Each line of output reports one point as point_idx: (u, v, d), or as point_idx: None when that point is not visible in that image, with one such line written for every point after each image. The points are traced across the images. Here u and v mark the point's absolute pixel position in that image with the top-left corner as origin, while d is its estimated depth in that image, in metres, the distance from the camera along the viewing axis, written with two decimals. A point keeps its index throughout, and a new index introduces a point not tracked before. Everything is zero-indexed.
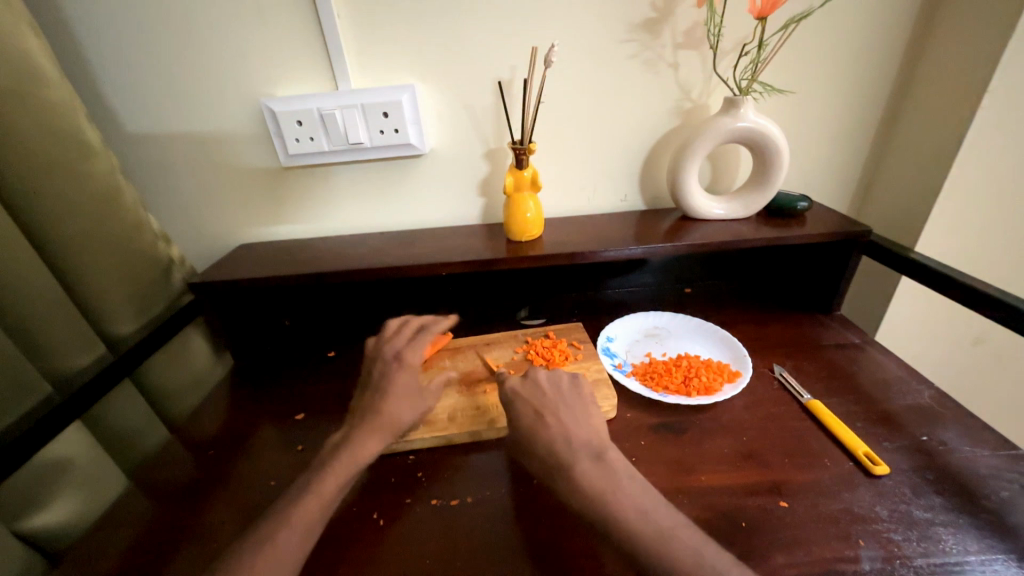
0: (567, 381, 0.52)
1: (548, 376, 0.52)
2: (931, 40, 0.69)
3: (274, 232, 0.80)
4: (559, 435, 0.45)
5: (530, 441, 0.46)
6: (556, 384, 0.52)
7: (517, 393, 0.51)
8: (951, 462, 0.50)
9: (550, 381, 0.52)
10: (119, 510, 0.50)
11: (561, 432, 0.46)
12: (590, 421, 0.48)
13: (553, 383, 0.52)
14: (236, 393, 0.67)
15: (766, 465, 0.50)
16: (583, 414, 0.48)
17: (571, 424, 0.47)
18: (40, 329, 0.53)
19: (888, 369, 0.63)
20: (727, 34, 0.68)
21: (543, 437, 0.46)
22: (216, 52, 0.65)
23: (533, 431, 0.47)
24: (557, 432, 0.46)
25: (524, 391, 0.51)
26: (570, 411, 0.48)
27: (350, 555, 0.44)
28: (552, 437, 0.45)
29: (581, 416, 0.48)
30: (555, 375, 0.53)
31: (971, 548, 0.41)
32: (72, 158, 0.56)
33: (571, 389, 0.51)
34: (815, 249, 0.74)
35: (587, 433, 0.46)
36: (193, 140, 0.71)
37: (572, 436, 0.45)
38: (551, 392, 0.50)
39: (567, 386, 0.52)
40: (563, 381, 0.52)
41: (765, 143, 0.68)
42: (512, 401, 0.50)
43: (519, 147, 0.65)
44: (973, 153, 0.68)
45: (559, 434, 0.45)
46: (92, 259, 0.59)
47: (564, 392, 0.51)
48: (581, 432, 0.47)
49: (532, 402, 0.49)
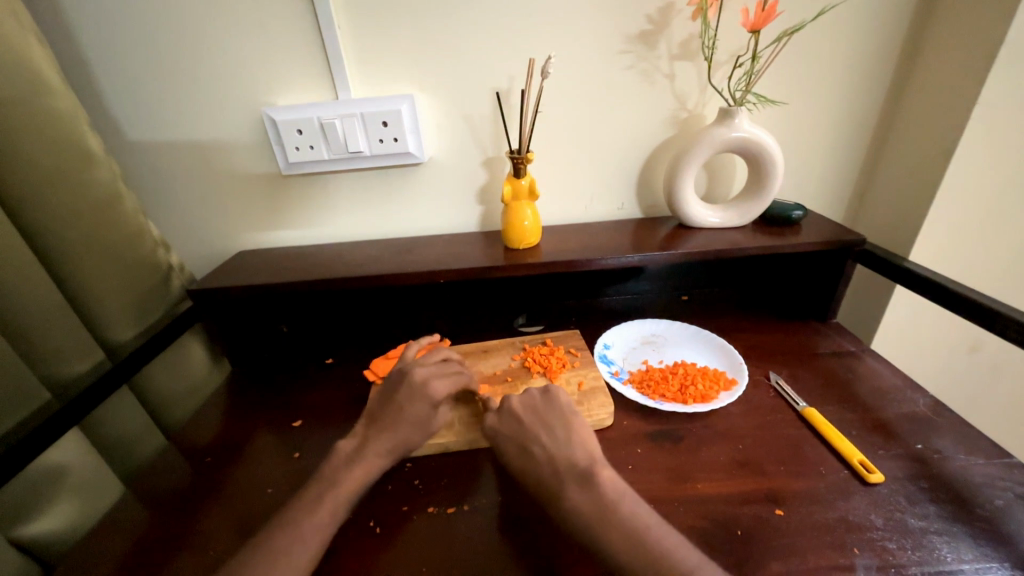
0: (539, 398, 0.52)
1: (520, 399, 0.52)
2: (922, 53, 0.70)
3: (274, 239, 0.81)
4: (549, 465, 0.45)
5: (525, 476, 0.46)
6: (529, 405, 0.51)
7: (499, 432, 0.50)
8: (945, 470, 0.50)
9: (523, 402, 0.51)
10: (115, 517, 0.49)
11: (551, 462, 0.46)
12: (574, 436, 0.47)
13: (528, 406, 0.51)
14: (233, 400, 0.67)
15: (761, 473, 0.51)
16: (566, 430, 0.48)
17: (557, 446, 0.47)
18: (40, 335, 0.54)
19: (883, 377, 0.63)
20: (721, 46, 0.69)
21: (536, 471, 0.46)
22: (218, 62, 0.66)
23: (525, 464, 0.47)
24: (546, 462, 0.46)
25: (503, 424, 0.50)
26: (554, 432, 0.48)
27: (346, 563, 0.43)
28: (545, 471, 0.45)
29: (565, 436, 0.48)
30: (526, 395, 0.52)
31: (965, 557, 0.42)
32: (74, 166, 0.57)
33: (546, 407, 0.51)
34: (811, 257, 0.75)
35: (577, 454, 0.46)
36: (194, 148, 0.71)
37: (562, 460, 0.45)
38: (529, 420, 0.50)
39: (540, 404, 0.51)
40: (535, 400, 0.51)
41: (760, 152, 0.68)
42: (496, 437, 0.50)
43: (516, 156, 0.66)
44: (965, 163, 0.68)
45: (550, 466, 0.45)
46: (92, 266, 0.59)
47: (542, 413, 0.50)
48: (581, 445, 0.47)
49: (513, 434, 0.49)
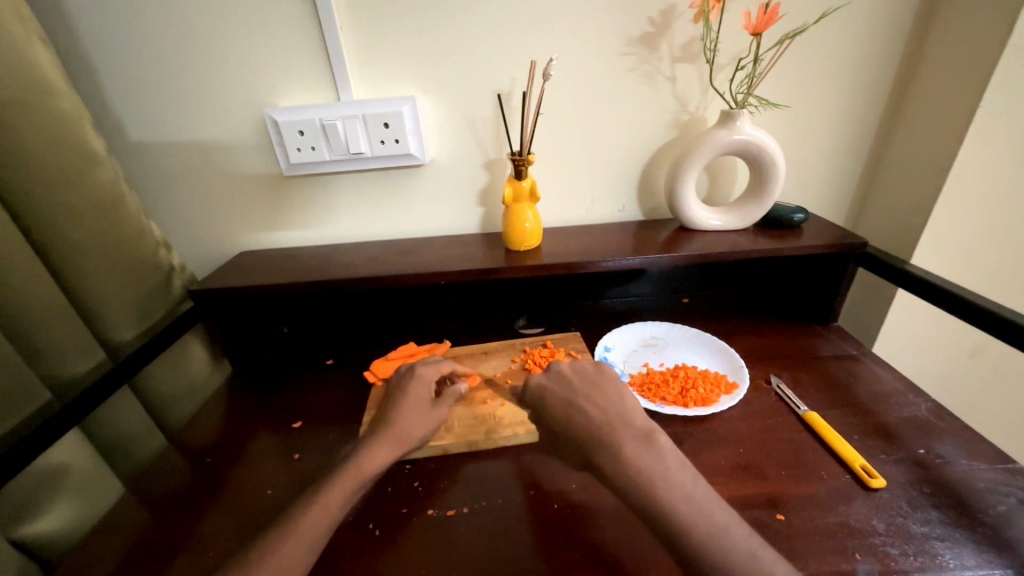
0: (591, 368, 0.54)
1: (571, 366, 0.54)
2: (925, 56, 0.70)
3: (275, 240, 0.81)
4: (596, 417, 0.47)
5: (569, 428, 0.48)
6: (581, 371, 0.53)
7: (546, 388, 0.53)
8: (948, 475, 0.50)
9: (575, 369, 0.54)
10: (115, 518, 0.49)
11: (595, 415, 0.47)
12: (621, 398, 0.49)
13: (578, 372, 0.53)
14: (234, 401, 0.67)
15: (762, 477, 0.50)
16: (615, 393, 0.49)
17: (604, 405, 0.48)
18: (40, 335, 0.54)
19: (885, 381, 0.63)
20: (723, 49, 0.69)
21: (579, 423, 0.47)
22: (220, 63, 0.66)
23: (570, 416, 0.49)
24: (592, 415, 0.47)
25: (551, 383, 0.53)
26: (604, 394, 0.50)
27: (345, 565, 0.43)
28: (590, 422, 0.47)
29: (614, 397, 0.49)
30: (578, 363, 0.54)
31: (968, 563, 0.41)
32: (77, 167, 0.57)
33: (598, 374, 0.52)
34: (813, 260, 0.75)
35: (623, 413, 0.47)
36: (196, 149, 0.72)
37: (610, 417, 0.47)
38: (579, 382, 0.52)
39: (592, 371, 0.53)
40: (587, 368, 0.53)
41: (762, 155, 0.68)
42: (542, 395, 0.52)
43: (518, 158, 0.66)
44: (967, 166, 0.68)
45: (598, 418, 0.47)
46: (93, 266, 0.59)
47: (592, 378, 0.52)
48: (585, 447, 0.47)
49: (563, 391, 0.51)
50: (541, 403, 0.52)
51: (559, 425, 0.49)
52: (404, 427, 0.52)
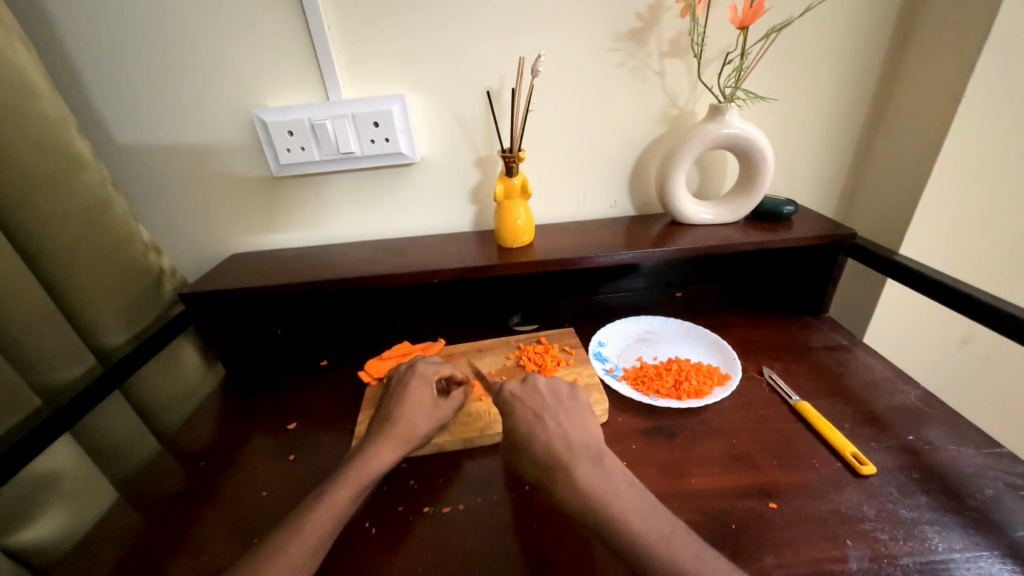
0: (564, 389, 0.53)
1: (547, 382, 0.53)
2: (910, 48, 0.70)
3: (266, 242, 0.80)
4: (558, 439, 0.47)
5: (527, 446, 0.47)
6: (555, 391, 0.53)
7: (517, 397, 0.52)
8: (936, 460, 0.50)
9: (549, 386, 0.53)
10: (108, 524, 0.49)
11: (554, 437, 0.47)
12: (585, 425, 0.49)
13: (551, 389, 0.53)
14: (227, 404, 0.67)
15: (755, 467, 0.51)
16: (580, 420, 0.49)
17: (568, 430, 0.48)
18: (31, 341, 0.53)
19: (875, 370, 0.64)
20: (711, 43, 0.70)
21: (540, 441, 0.47)
22: (207, 64, 0.65)
23: (532, 433, 0.48)
24: (554, 436, 0.47)
25: (523, 394, 0.52)
26: (570, 418, 0.49)
27: (341, 565, 0.43)
28: (551, 441, 0.46)
29: (580, 423, 0.49)
30: (553, 382, 0.54)
31: (956, 546, 0.42)
32: (63, 171, 0.56)
33: (569, 397, 0.52)
34: (803, 252, 0.75)
35: (584, 438, 0.47)
36: (184, 151, 0.71)
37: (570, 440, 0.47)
38: (550, 399, 0.51)
39: (564, 393, 0.52)
40: (561, 389, 0.53)
41: (751, 148, 0.69)
42: (511, 404, 0.51)
43: (508, 155, 0.66)
44: (953, 156, 0.69)
45: (558, 438, 0.47)
46: (81, 271, 0.59)
47: (563, 399, 0.51)
48: (584, 437, 0.47)
49: (532, 406, 0.50)
50: (506, 413, 0.51)
51: (518, 437, 0.48)
52: (406, 424, 0.52)
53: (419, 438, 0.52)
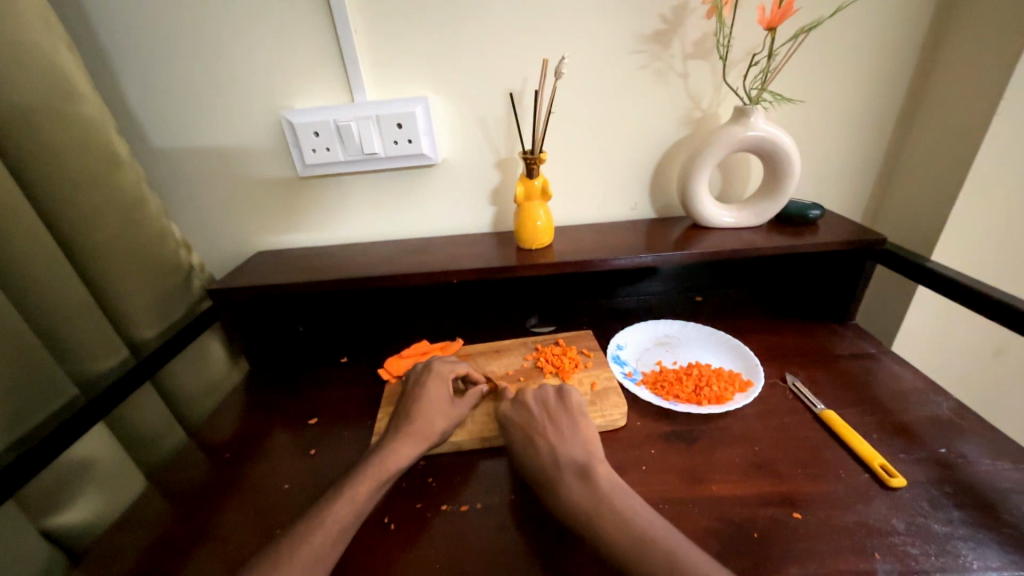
0: (553, 397, 0.55)
1: (535, 393, 0.55)
2: (945, 49, 0.69)
3: (290, 240, 0.82)
4: None
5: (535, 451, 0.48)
6: (545, 400, 0.54)
7: (511, 418, 0.53)
8: (970, 474, 0.49)
9: (538, 397, 0.55)
10: (138, 511, 0.51)
11: (556, 443, 0.48)
12: (577, 433, 0.50)
13: (540, 400, 0.54)
14: (251, 398, 0.68)
15: (778, 475, 0.50)
16: (570, 428, 0.51)
17: (561, 440, 0.49)
18: (68, 333, 0.56)
19: (904, 380, 0.62)
20: (736, 44, 0.69)
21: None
22: (238, 67, 0.67)
23: (527, 446, 0.50)
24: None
25: (513, 412, 0.54)
26: (560, 428, 0.51)
27: (361, 558, 0.44)
28: None
29: (570, 431, 0.50)
30: (542, 391, 0.56)
31: (992, 564, 0.40)
32: (102, 170, 0.59)
33: (559, 404, 0.54)
34: (830, 257, 0.74)
35: (581, 446, 0.48)
36: (214, 151, 0.73)
37: (578, 451, 0.47)
38: (540, 411, 0.53)
39: (554, 401, 0.54)
40: (549, 397, 0.55)
41: (776, 151, 0.68)
42: (506, 422, 0.53)
43: (529, 157, 0.66)
44: (990, 160, 0.67)
45: None
46: (116, 266, 0.61)
47: (553, 409, 0.53)
48: None
49: (523, 422, 0.52)
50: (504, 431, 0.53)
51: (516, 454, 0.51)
52: (425, 422, 0.52)
53: (438, 437, 0.52)
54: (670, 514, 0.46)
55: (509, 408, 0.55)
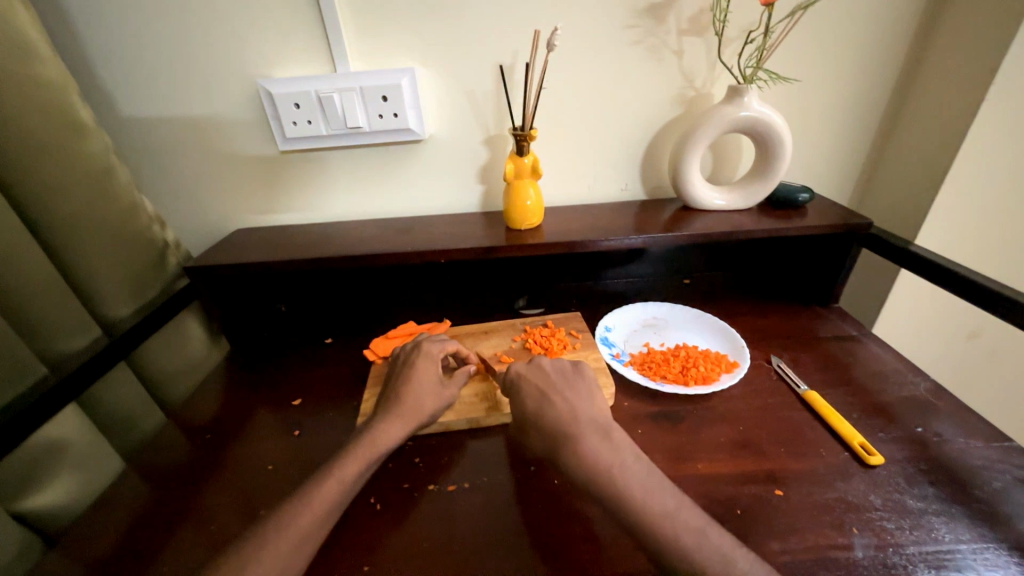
0: (569, 367, 0.53)
1: (551, 361, 0.53)
2: (939, 31, 0.68)
3: (270, 218, 0.79)
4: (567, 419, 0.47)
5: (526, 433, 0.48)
6: (560, 369, 0.52)
7: (522, 376, 0.51)
8: (945, 453, 0.50)
9: (555, 365, 0.53)
10: (114, 493, 0.49)
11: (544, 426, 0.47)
12: (595, 402, 0.48)
13: (557, 368, 0.52)
14: (231, 378, 0.67)
15: (761, 454, 0.51)
16: (588, 398, 0.49)
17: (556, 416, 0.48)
18: (32, 311, 0.53)
19: (885, 361, 0.63)
20: (732, 21, 0.67)
21: (541, 424, 0.47)
22: (212, 33, 0.63)
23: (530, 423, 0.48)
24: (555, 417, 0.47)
25: (528, 373, 0.51)
26: (576, 394, 0.49)
27: (348, 540, 0.44)
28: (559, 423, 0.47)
29: (586, 400, 0.48)
30: (558, 360, 0.53)
31: (963, 537, 0.42)
32: (65, 139, 0.55)
33: (575, 374, 0.52)
34: (818, 240, 0.74)
35: (593, 414, 0.47)
36: (188, 123, 0.70)
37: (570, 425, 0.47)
38: (557, 378, 0.51)
39: (571, 370, 0.52)
40: (566, 367, 0.52)
41: (769, 132, 0.67)
42: (518, 385, 0.51)
43: (520, 133, 0.64)
44: (976, 147, 0.67)
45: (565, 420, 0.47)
46: (84, 242, 0.58)
47: (570, 377, 0.51)
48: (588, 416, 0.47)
49: (538, 384, 0.50)
50: (514, 394, 0.51)
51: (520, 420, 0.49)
52: (416, 400, 0.52)
53: (428, 416, 0.52)
54: None
55: (522, 366, 0.53)
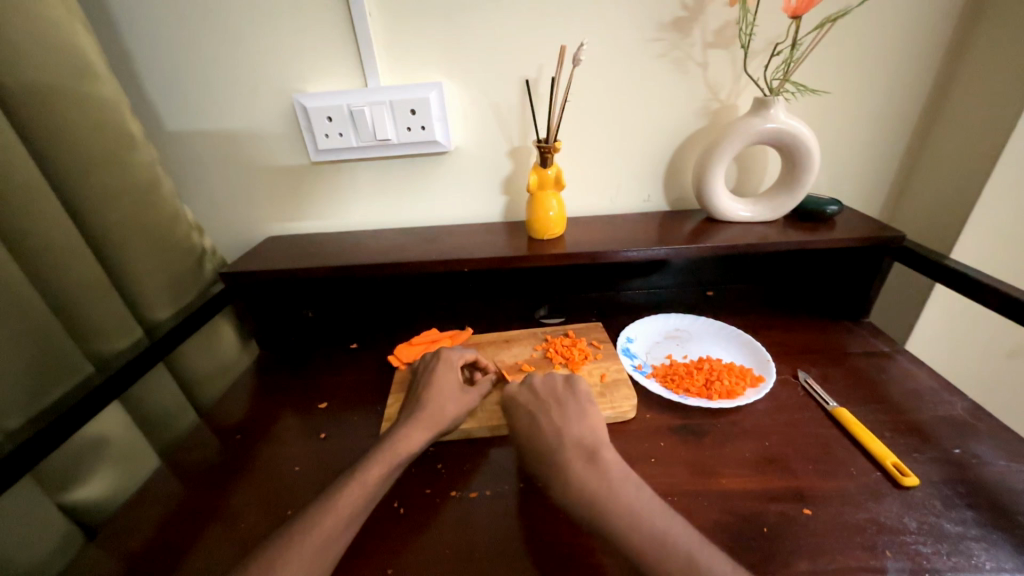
0: (561, 384, 0.54)
1: (542, 379, 0.54)
2: (975, 42, 0.66)
3: (301, 226, 0.82)
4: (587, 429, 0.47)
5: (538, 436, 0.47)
6: (551, 385, 0.53)
7: (515, 400, 0.53)
8: (984, 476, 0.48)
9: (545, 382, 0.54)
10: (151, 488, 0.52)
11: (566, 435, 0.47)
12: (585, 416, 0.49)
13: (548, 385, 0.53)
14: (261, 380, 0.69)
15: (788, 471, 0.50)
16: (578, 412, 0.49)
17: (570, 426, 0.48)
18: (82, 313, 0.56)
19: (919, 379, 0.61)
20: (759, 33, 0.67)
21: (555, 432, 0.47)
22: (251, 51, 0.67)
23: (533, 430, 0.49)
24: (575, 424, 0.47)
25: (520, 395, 0.53)
26: (568, 411, 0.50)
27: (373, 543, 0.44)
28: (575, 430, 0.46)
29: (575, 414, 0.49)
30: (550, 378, 0.54)
31: (1005, 565, 0.40)
32: (118, 152, 0.59)
33: (566, 390, 0.52)
34: (847, 254, 0.72)
35: (583, 431, 0.47)
36: (228, 136, 0.73)
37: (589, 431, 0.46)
38: (547, 398, 0.52)
39: (561, 387, 0.53)
40: (557, 383, 0.54)
41: (795, 144, 0.66)
42: (513, 407, 0.52)
43: (544, 145, 0.66)
44: (1015, 159, 0.65)
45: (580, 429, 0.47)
46: (132, 249, 0.61)
47: (560, 395, 0.52)
48: (581, 425, 0.48)
49: (527, 406, 0.52)
50: (512, 415, 0.52)
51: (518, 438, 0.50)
52: (438, 405, 0.53)
53: (449, 420, 0.53)
54: (680, 506, 0.47)
55: (515, 388, 0.54)
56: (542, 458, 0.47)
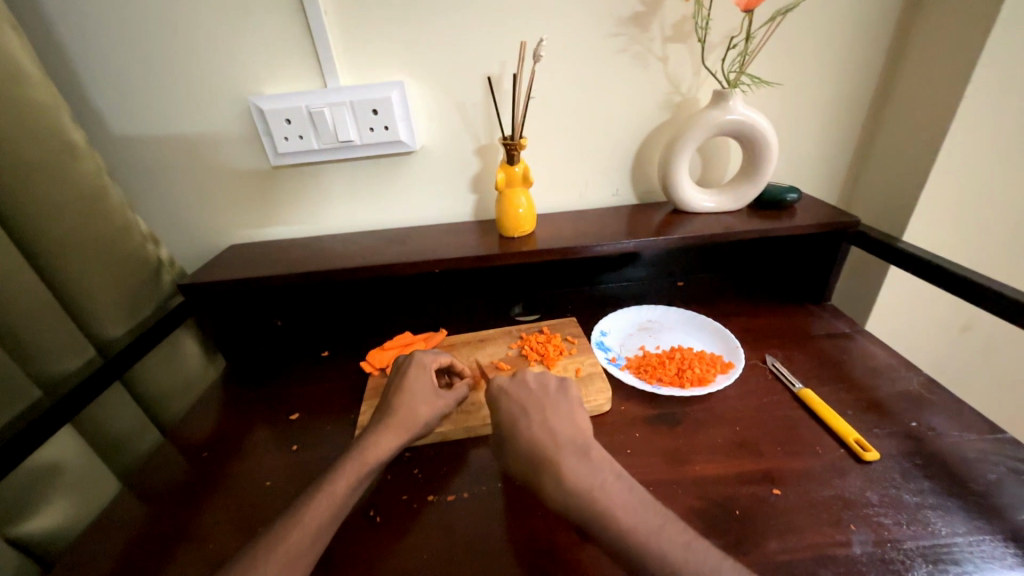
0: (554, 384, 0.52)
1: (536, 376, 0.53)
2: (917, 33, 0.70)
3: (264, 233, 0.80)
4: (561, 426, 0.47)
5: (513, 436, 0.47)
6: (545, 384, 0.52)
7: (504, 392, 0.52)
8: (939, 446, 0.50)
9: (538, 380, 0.53)
10: (112, 513, 0.49)
11: (540, 433, 0.47)
12: (573, 418, 0.48)
13: (541, 383, 0.52)
14: (228, 394, 0.66)
15: (758, 453, 0.51)
16: (568, 413, 0.49)
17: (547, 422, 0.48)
18: (25, 334, 0.53)
19: (878, 358, 0.64)
20: (715, 27, 0.69)
21: (529, 432, 0.47)
22: (201, 52, 0.64)
23: (514, 424, 0.48)
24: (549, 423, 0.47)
25: (510, 389, 0.52)
26: (555, 409, 0.49)
27: (348, 554, 0.43)
28: (549, 428, 0.46)
29: (566, 414, 0.49)
30: (544, 376, 0.53)
31: (959, 530, 0.42)
32: (58, 161, 0.55)
33: (559, 391, 0.52)
34: (807, 239, 0.75)
35: (571, 432, 0.47)
36: (180, 141, 0.70)
37: (562, 430, 0.46)
38: (538, 393, 0.51)
39: (555, 387, 0.52)
40: (550, 383, 0.52)
41: (754, 135, 0.68)
42: (498, 401, 0.51)
43: (509, 143, 0.65)
44: (957, 144, 0.69)
45: (555, 426, 0.47)
46: (80, 262, 0.58)
47: (551, 393, 0.51)
48: (569, 425, 0.47)
49: (518, 399, 0.51)
50: (495, 409, 0.51)
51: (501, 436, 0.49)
52: (411, 409, 0.52)
53: (422, 424, 0.52)
54: (656, 496, 0.47)
55: (506, 381, 0.53)
56: (518, 457, 0.46)
